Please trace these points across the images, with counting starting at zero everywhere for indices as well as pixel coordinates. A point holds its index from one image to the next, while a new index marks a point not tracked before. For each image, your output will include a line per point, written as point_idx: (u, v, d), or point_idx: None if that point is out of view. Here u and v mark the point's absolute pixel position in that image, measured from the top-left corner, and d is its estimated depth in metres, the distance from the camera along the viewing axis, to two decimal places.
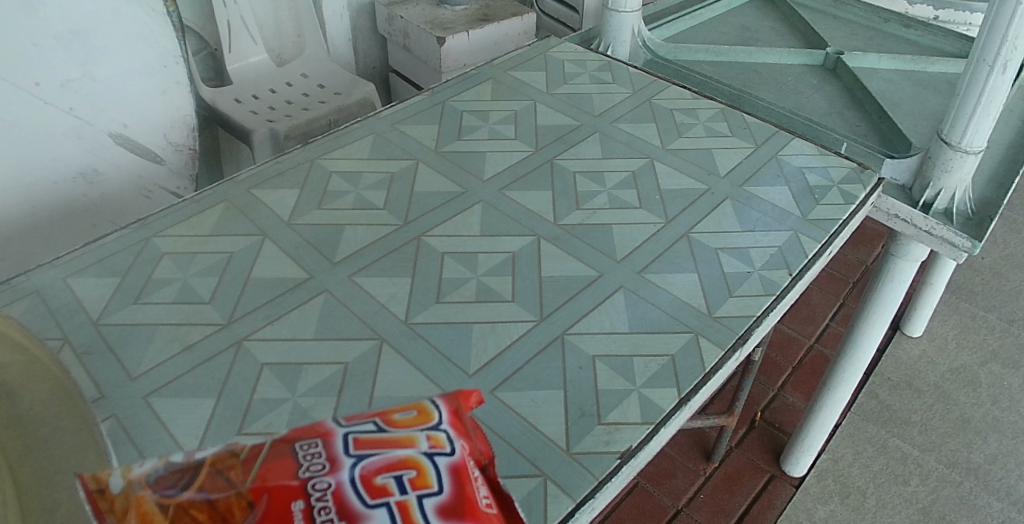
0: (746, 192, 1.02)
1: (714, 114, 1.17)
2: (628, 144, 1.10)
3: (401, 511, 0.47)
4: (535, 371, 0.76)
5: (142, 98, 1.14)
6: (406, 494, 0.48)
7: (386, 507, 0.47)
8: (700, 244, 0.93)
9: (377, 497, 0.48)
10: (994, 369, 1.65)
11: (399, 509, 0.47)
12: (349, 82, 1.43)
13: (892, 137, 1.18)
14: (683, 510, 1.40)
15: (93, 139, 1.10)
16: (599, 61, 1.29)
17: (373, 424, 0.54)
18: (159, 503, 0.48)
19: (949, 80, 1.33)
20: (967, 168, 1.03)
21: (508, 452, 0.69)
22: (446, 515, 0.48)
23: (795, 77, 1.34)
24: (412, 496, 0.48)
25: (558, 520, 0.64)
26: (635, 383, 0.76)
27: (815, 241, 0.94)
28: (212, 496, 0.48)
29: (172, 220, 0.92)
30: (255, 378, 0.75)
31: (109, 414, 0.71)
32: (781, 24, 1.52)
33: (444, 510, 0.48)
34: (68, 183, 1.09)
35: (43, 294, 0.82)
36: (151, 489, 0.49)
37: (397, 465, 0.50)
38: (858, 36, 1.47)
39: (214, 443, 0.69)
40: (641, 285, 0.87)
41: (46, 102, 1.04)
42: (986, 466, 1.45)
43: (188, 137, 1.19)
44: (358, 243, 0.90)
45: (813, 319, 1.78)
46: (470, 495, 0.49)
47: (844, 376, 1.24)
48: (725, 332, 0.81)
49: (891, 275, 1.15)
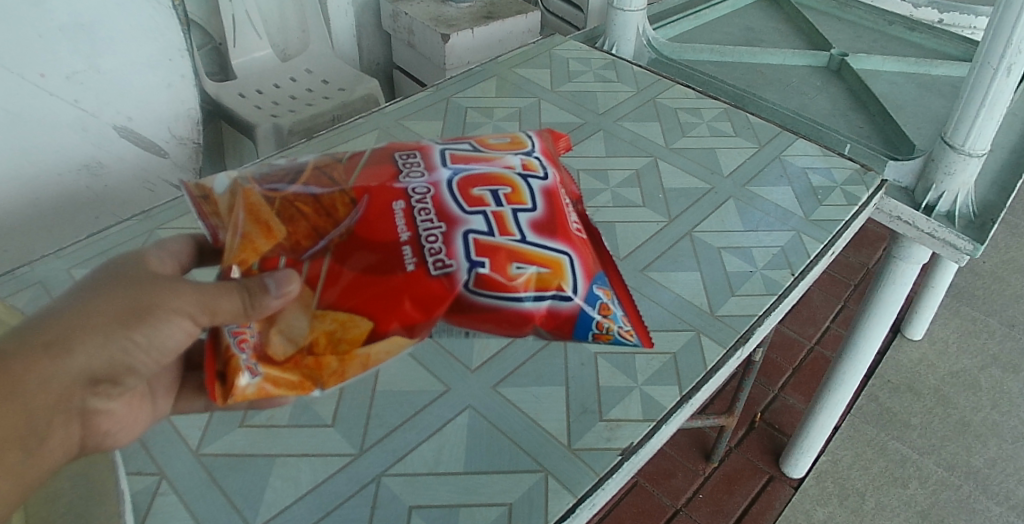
0: (750, 191, 1.02)
1: (718, 113, 1.17)
2: (632, 142, 1.10)
3: (495, 217, 0.62)
4: (537, 367, 0.76)
5: (147, 91, 1.14)
6: (501, 206, 0.62)
7: (483, 214, 0.61)
8: (703, 243, 0.93)
9: (475, 206, 0.62)
10: (994, 373, 1.65)
11: (496, 218, 0.62)
12: (353, 78, 1.43)
13: (895, 139, 1.18)
14: (682, 509, 1.41)
15: (98, 131, 1.10)
16: (603, 60, 1.29)
17: (464, 151, 0.68)
18: (264, 196, 0.61)
19: (953, 83, 1.33)
20: (970, 171, 1.03)
21: (509, 447, 0.69)
22: (537, 228, 0.62)
23: (799, 78, 1.34)
24: (507, 208, 0.62)
25: (559, 515, 0.64)
26: (636, 381, 0.76)
27: (818, 242, 0.94)
28: (318, 194, 0.62)
29: (176, 213, 0.92)
30: None
31: None
32: (786, 25, 1.52)
33: (535, 224, 0.62)
34: (71, 175, 1.09)
35: (47, 285, 0.82)
36: (263, 182, 0.63)
37: (494, 183, 0.64)
38: (862, 38, 1.47)
39: (216, 435, 0.69)
40: (643, 283, 0.87)
41: (52, 94, 1.04)
42: (985, 470, 1.45)
43: (193, 131, 1.20)
44: None
45: (813, 321, 1.78)
46: (558, 215, 0.64)
47: (844, 378, 1.24)
48: (727, 331, 0.81)
49: (892, 277, 1.15)
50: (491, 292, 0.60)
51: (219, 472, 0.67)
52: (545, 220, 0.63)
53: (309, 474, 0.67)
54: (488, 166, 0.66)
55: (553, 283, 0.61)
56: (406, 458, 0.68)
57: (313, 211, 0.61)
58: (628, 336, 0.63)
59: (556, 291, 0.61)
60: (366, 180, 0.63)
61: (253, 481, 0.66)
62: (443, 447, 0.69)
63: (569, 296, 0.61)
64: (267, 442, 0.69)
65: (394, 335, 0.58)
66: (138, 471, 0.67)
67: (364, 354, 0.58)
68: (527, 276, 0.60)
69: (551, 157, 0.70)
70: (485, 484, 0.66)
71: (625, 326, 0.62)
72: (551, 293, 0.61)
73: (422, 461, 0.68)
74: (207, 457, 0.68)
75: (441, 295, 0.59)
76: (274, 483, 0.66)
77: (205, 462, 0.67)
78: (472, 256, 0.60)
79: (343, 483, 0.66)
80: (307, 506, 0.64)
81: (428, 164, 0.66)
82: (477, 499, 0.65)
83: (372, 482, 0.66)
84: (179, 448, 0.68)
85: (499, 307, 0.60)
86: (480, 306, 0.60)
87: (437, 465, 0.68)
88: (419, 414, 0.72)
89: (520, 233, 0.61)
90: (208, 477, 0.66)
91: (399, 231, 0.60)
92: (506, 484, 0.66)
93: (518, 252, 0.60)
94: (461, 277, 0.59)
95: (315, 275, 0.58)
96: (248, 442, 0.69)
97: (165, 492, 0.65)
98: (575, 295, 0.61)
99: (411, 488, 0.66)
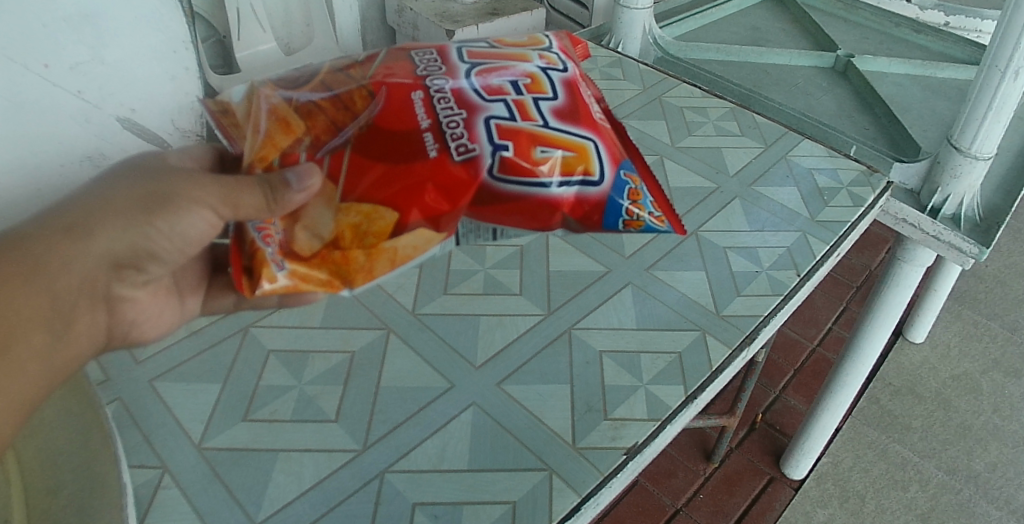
0: (755, 191, 1.01)
1: (724, 113, 1.16)
2: (638, 140, 1.09)
3: (515, 104, 0.64)
4: (541, 365, 0.76)
5: (150, 82, 1.13)
6: (521, 94, 0.65)
7: (503, 101, 0.64)
8: (709, 243, 0.93)
9: (494, 96, 0.64)
10: (996, 377, 1.65)
11: (519, 106, 0.64)
12: None
13: (901, 141, 1.17)
14: (682, 509, 1.41)
15: (101, 122, 1.10)
16: (609, 58, 1.28)
17: (483, 45, 0.70)
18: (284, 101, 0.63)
19: (959, 85, 1.33)
20: (977, 174, 1.03)
21: (514, 445, 0.69)
22: (558, 114, 0.64)
23: (805, 79, 1.33)
24: (527, 96, 0.65)
25: (563, 514, 0.64)
26: (641, 380, 0.75)
27: (824, 243, 0.93)
28: (337, 90, 0.64)
29: None
30: (260, 365, 0.75)
31: (114, 398, 0.71)
32: (791, 25, 1.52)
33: (556, 111, 0.64)
34: (74, 166, 1.09)
35: None
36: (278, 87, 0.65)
37: (512, 75, 0.66)
38: (868, 39, 1.47)
39: (219, 429, 0.69)
40: (649, 282, 0.87)
41: (56, 85, 1.04)
42: (986, 474, 1.45)
43: (197, 123, 1.19)
44: None
45: (815, 322, 1.77)
46: (579, 103, 0.66)
47: (847, 380, 1.24)
48: (732, 331, 0.81)
49: (897, 279, 1.15)
50: (517, 181, 0.62)
51: (222, 466, 0.66)
52: (563, 108, 0.65)
53: (312, 469, 0.66)
54: (504, 60, 0.68)
55: (578, 166, 0.63)
56: (410, 454, 0.68)
57: (331, 105, 0.62)
58: (659, 223, 0.66)
59: (583, 174, 0.63)
60: (384, 71, 0.65)
61: (256, 476, 0.66)
62: (447, 444, 0.69)
63: (596, 182, 0.64)
64: (270, 436, 0.69)
65: (421, 224, 0.61)
66: (140, 464, 0.66)
67: (391, 247, 0.61)
68: (552, 160, 0.62)
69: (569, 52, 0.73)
70: (489, 481, 0.66)
71: (655, 214, 0.66)
72: (579, 177, 0.63)
73: (425, 458, 0.68)
74: (210, 451, 0.67)
75: (468, 178, 0.61)
76: (277, 478, 0.65)
77: (207, 455, 0.67)
78: (497, 141, 0.62)
79: (346, 478, 0.66)
80: (310, 502, 0.64)
81: (445, 55, 0.67)
82: (481, 496, 0.65)
83: (375, 479, 0.66)
84: (182, 442, 0.68)
85: (528, 194, 0.62)
86: (508, 195, 0.63)
87: (440, 462, 0.67)
88: (423, 410, 0.71)
89: (543, 120, 0.64)
90: (210, 470, 0.66)
91: (421, 118, 0.62)
92: (510, 482, 0.66)
93: (541, 138, 0.63)
94: (485, 165, 0.62)
95: (340, 161, 0.60)
96: (250, 436, 0.68)
97: (167, 485, 0.65)
98: (602, 180, 0.64)
99: (414, 484, 0.66)
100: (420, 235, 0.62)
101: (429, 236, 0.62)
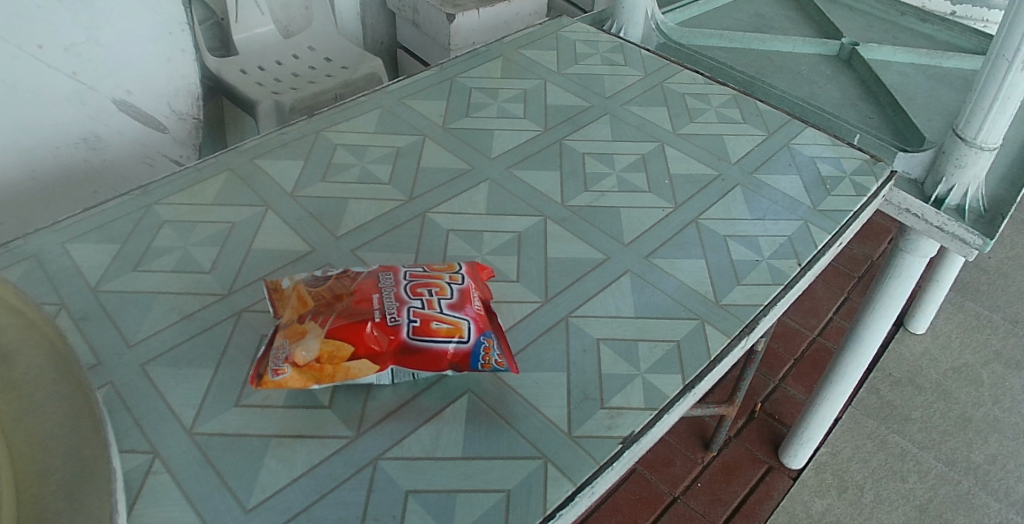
0: (757, 179, 1.00)
1: (726, 100, 1.15)
2: (639, 127, 1.08)
3: (427, 301, 0.72)
4: (538, 352, 0.75)
5: (146, 63, 1.12)
6: (434, 298, 0.72)
7: (419, 301, 0.71)
8: (709, 230, 0.92)
9: (415, 295, 0.72)
10: (997, 369, 1.64)
11: (426, 305, 0.71)
12: (356, 57, 1.41)
13: (905, 129, 1.16)
14: (680, 497, 1.40)
15: (96, 105, 1.09)
16: (611, 43, 1.27)
17: (423, 267, 0.77)
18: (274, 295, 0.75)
19: (965, 75, 1.31)
20: (981, 165, 1.02)
21: (508, 433, 0.68)
22: (459, 317, 0.71)
23: (808, 66, 1.32)
24: (437, 302, 0.72)
25: (557, 503, 0.63)
26: (639, 369, 0.74)
27: (826, 232, 0.92)
28: (315, 281, 0.73)
29: (174, 188, 0.91)
30: (254, 349, 0.74)
31: (105, 381, 0.70)
32: (796, 12, 1.50)
33: (456, 313, 0.71)
34: (68, 148, 1.08)
35: (42, 259, 0.81)
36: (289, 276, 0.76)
37: (434, 287, 0.73)
38: (873, 27, 1.45)
39: (211, 414, 0.68)
40: (648, 270, 0.86)
41: (49, 65, 1.03)
42: (985, 466, 1.44)
43: (194, 106, 1.18)
44: (362, 217, 0.89)
45: (816, 312, 1.76)
46: (479, 317, 0.72)
47: (847, 370, 1.23)
48: (731, 320, 0.80)
49: (898, 269, 1.14)
50: (422, 343, 0.69)
51: (214, 452, 0.66)
52: (464, 312, 0.72)
53: (305, 456, 0.66)
54: (435, 275, 0.76)
55: (458, 335, 0.70)
56: (404, 441, 0.67)
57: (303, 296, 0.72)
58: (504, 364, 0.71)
59: (461, 338, 0.70)
60: (344, 273, 0.75)
61: (248, 462, 0.65)
62: (442, 431, 0.68)
63: (462, 340, 0.70)
64: (262, 421, 0.68)
65: (361, 358, 0.68)
66: (131, 448, 0.66)
67: (344, 369, 0.67)
68: (439, 328, 0.70)
69: (476, 271, 0.78)
70: (483, 470, 0.65)
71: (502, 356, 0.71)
72: (458, 340, 0.70)
73: (419, 445, 0.67)
74: (202, 437, 0.67)
75: (386, 345, 0.68)
76: (269, 464, 0.65)
77: (199, 441, 0.66)
78: (405, 314, 0.70)
79: (338, 465, 0.65)
80: (302, 489, 0.63)
81: (395, 274, 0.74)
82: (475, 485, 0.64)
83: (369, 466, 0.65)
84: (174, 427, 0.67)
85: (426, 349, 0.69)
86: (414, 353, 0.69)
87: (434, 449, 0.67)
88: (417, 396, 0.71)
89: (440, 313, 0.71)
90: (202, 456, 0.65)
91: (366, 289, 0.72)
92: (504, 471, 0.65)
93: (436, 321, 0.70)
94: (401, 333, 0.69)
95: (302, 325, 0.69)
96: (243, 421, 0.68)
97: (158, 471, 0.64)
98: (465, 340, 0.70)
99: (408, 472, 0.65)
100: (361, 365, 0.68)
101: (367, 368, 0.68)
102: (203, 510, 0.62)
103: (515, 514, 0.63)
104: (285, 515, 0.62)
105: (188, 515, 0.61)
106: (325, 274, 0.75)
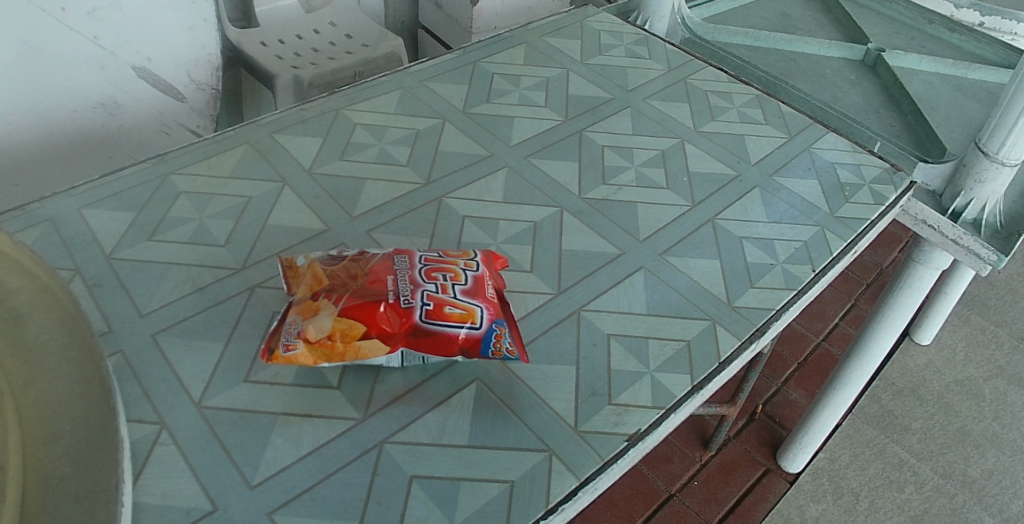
0: (776, 182, 0.99)
1: (750, 99, 1.14)
2: (659, 123, 1.07)
3: (442, 287, 0.71)
4: (547, 345, 0.75)
5: (166, 32, 1.11)
6: (447, 283, 0.72)
7: (433, 284, 0.72)
8: (725, 230, 0.91)
9: (429, 279, 0.72)
10: (1000, 384, 1.64)
11: (439, 289, 0.71)
12: (378, 35, 1.40)
13: (927, 140, 1.15)
14: (676, 495, 1.41)
15: (116, 70, 1.08)
16: (636, 35, 1.25)
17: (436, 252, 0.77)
18: (292, 269, 0.74)
19: (990, 88, 1.29)
20: (1001, 181, 1.01)
21: (515, 424, 0.68)
22: (470, 299, 0.71)
23: (832, 70, 1.30)
24: (451, 287, 0.72)
25: (560, 497, 0.63)
26: (648, 366, 0.74)
27: (841, 239, 0.92)
28: (329, 256, 0.74)
29: (192, 159, 0.91)
30: (266, 324, 0.74)
31: (116, 349, 0.70)
32: (823, 13, 1.48)
33: (468, 296, 0.72)
34: (87, 113, 1.08)
35: (58, 224, 0.81)
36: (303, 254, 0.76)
37: (448, 270, 0.74)
38: (899, 35, 1.43)
39: (220, 388, 0.68)
40: (661, 267, 0.85)
41: (72, 29, 1.02)
42: (981, 481, 1.44)
43: (212, 76, 1.16)
44: (378, 198, 0.89)
45: (822, 316, 1.76)
46: (490, 303, 0.72)
47: (850, 379, 1.22)
48: (742, 323, 0.80)
49: (910, 281, 1.13)
50: (435, 326, 0.69)
51: (221, 427, 0.66)
52: (477, 299, 0.72)
53: (312, 435, 0.66)
54: (452, 261, 0.75)
55: (470, 321, 0.70)
56: (410, 426, 0.67)
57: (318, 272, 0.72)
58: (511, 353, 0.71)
59: (473, 324, 0.70)
60: (362, 252, 0.75)
61: (254, 438, 0.65)
62: (448, 418, 0.68)
63: (474, 326, 0.70)
64: (271, 399, 0.68)
65: (372, 338, 0.68)
66: (139, 418, 0.66)
67: (355, 348, 0.67)
68: (452, 312, 0.70)
69: (490, 259, 0.78)
70: (486, 459, 0.65)
71: (511, 346, 0.70)
72: (470, 325, 0.70)
73: (425, 431, 0.67)
74: (210, 411, 0.67)
75: (398, 327, 0.68)
76: (276, 441, 0.65)
77: (206, 415, 0.66)
78: (419, 296, 0.70)
79: (344, 446, 0.65)
80: (307, 467, 0.64)
81: (410, 258, 0.74)
82: (478, 474, 0.64)
83: (374, 448, 0.65)
84: (183, 399, 0.67)
85: (437, 332, 0.69)
86: (426, 336, 0.69)
87: (441, 435, 0.67)
88: (426, 382, 0.70)
89: (452, 297, 0.71)
90: (209, 430, 0.65)
91: (382, 270, 0.72)
92: (508, 461, 0.65)
93: (449, 306, 0.70)
94: (413, 316, 0.69)
95: (315, 302, 0.68)
96: (250, 397, 0.68)
97: (164, 443, 0.64)
98: (477, 326, 0.70)
99: (412, 457, 0.65)
100: (372, 345, 0.68)
101: (378, 348, 0.68)
102: (208, 484, 0.62)
103: (517, 505, 0.63)
104: (289, 493, 0.62)
105: (194, 489, 0.61)
106: (339, 253, 0.74)
